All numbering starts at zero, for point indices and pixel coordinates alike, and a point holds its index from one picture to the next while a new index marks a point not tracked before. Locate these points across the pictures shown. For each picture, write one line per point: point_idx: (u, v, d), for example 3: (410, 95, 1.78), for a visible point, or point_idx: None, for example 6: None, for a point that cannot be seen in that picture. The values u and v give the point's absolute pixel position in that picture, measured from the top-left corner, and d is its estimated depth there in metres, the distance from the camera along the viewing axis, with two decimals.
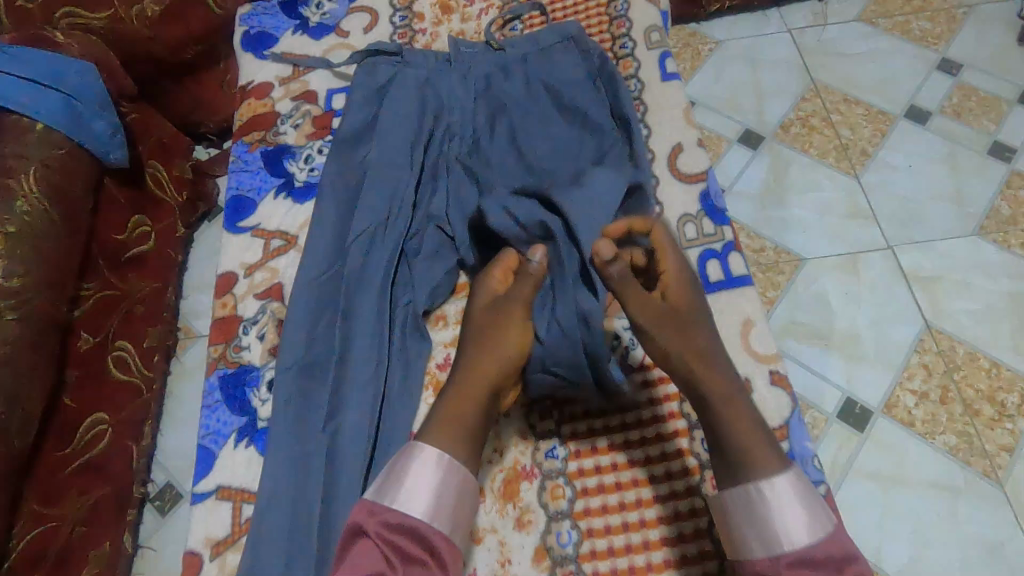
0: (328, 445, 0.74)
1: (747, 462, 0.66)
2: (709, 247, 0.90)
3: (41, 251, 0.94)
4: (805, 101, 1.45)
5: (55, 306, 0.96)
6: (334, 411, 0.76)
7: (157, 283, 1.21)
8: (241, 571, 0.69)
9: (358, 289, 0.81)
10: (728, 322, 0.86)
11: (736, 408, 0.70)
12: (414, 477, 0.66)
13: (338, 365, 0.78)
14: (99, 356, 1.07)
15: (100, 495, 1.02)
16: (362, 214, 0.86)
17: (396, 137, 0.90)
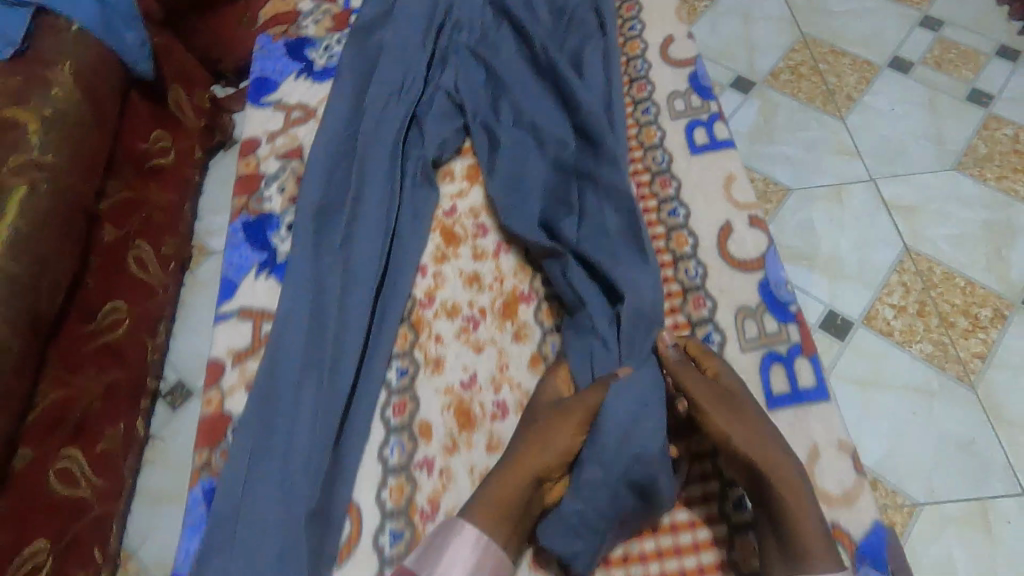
0: (343, 268, 0.81)
1: (796, 541, 0.65)
2: (695, 118, 0.95)
3: (72, 136, 1.00)
4: (794, 52, 1.53)
5: (85, 190, 1.02)
6: (349, 236, 0.83)
7: (175, 196, 1.29)
8: (263, 367, 0.76)
9: (371, 142, 0.88)
10: (711, 177, 0.90)
11: (799, 495, 0.67)
12: (455, 546, 0.63)
13: (355, 200, 0.85)
14: (120, 250, 1.13)
15: (116, 377, 1.07)
16: (379, 80, 0.93)
17: (410, 23, 0.97)
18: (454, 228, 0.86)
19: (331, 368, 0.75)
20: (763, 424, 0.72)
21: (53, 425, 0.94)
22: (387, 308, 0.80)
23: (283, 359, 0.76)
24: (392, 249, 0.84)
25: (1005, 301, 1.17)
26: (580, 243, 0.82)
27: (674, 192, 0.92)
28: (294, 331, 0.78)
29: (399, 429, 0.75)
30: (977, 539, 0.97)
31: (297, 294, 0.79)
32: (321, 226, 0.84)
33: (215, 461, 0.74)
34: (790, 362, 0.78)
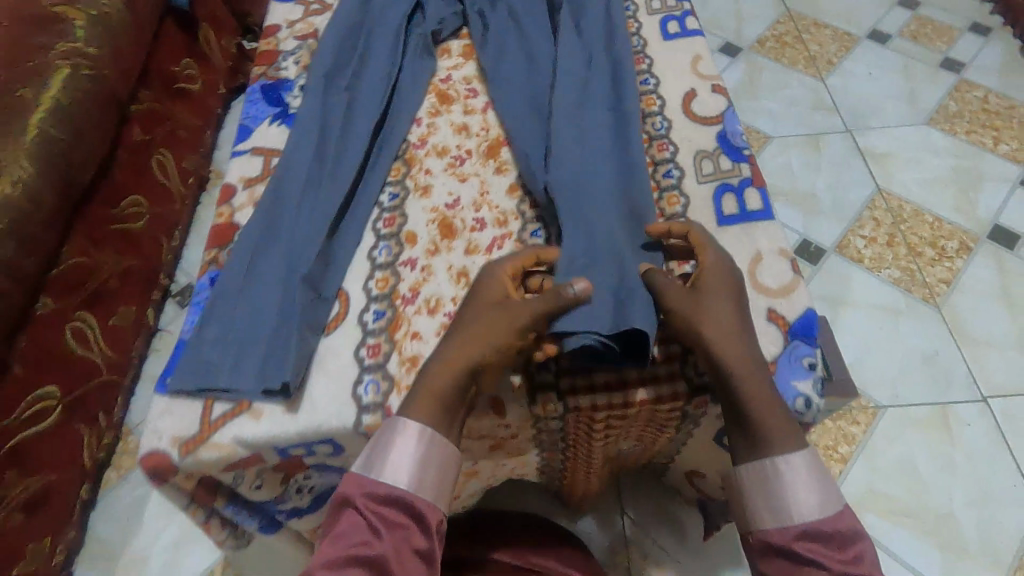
0: (342, 116, 0.79)
1: (765, 431, 0.54)
2: (669, 14, 0.89)
3: (112, 37, 1.11)
4: (780, 24, 1.64)
5: (118, 86, 1.12)
6: (353, 88, 0.82)
7: (198, 121, 1.39)
8: (264, 196, 0.73)
9: (379, 16, 0.88)
10: (677, 55, 0.84)
11: (756, 375, 0.55)
12: (396, 451, 0.53)
13: (359, 61, 0.85)
14: (146, 152, 1.22)
15: (132, 263, 1.14)
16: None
17: None
18: (448, 91, 0.84)
19: (325, 196, 0.72)
20: (721, 304, 0.58)
21: (73, 287, 1.01)
22: (383, 149, 0.78)
23: (278, 187, 0.73)
24: (386, 98, 0.81)
25: (971, 235, 1.23)
26: (579, 94, 0.78)
27: (648, 66, 0.83)
28: (294, 169, 0.75)
29: (385, 260, 0.69)
30: (938, 439, 1.01)
31: (299, 137, 0.77)
32: (326, 82, 0.82)
33: (223, 257, 0.71)
34: (749, 198, 0.70)
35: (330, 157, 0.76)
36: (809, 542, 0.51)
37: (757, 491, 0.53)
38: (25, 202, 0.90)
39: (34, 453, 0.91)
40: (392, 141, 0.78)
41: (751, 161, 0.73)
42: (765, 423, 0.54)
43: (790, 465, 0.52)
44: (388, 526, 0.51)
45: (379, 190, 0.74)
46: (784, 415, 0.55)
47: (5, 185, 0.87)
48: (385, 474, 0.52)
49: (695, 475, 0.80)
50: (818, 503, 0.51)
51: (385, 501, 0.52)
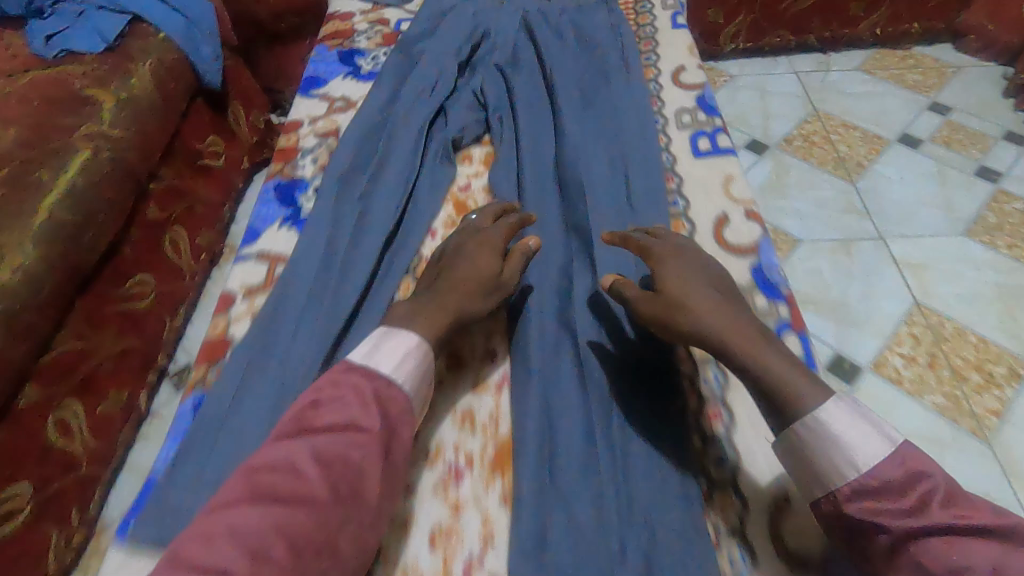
0: (353, 226, 0.77)
1: (794, 401, 0.58)
2: (700, 129, 0.87)
3: (138, 120, 1.11)
4: (807, 123, 1.62)
5: (139, 167, 1.11)
6: (364, 198, 0.80)
7: (218, 196, 1.39)
8: (264, 311, 0.70)
9: (401, 118, 0.87)
10: (709, 174, 0.81)
11: (760, 345, 0.61)
12: (400, 344, 0.64)
13: (376, 165, 0.83)
14: (159, 230, 1.20)
15: (129, 346, 1.10)
16: (413, 78, 0.93)
17: (453, 29, 1.00)
18: (466, 201, 0.83)
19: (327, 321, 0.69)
20: (708, 291, 0.66)
21: (63, 373, 0.98)
22: (392, 263, 0.76)
23: (279, 301, 0.70)
24: (401, 212, 0.80)
25: (1021, 361, 1.14)
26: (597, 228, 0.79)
27: (676, 186, 0.82)
28: (303, 285, 0.72)
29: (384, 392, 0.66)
30: None
31: (306, 248, 0.75)
32: (344, 188, 0.81)
33: (209, 379, 0.68)
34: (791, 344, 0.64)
35: (336, 269, 0.73)
36: (865, 503, 0.53)
37: (823, 459, 0.56)
38: (23, 289, 0.87)
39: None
40: (403, 257, 0.77)
41: (789, 300, 0.69)
42: (784, 381, 0.59)
43: (825, 420, 0.56)
44: (388, 406, 0.60)
45: (385, 306, 0.71)
46: (800, 373, 0.59)
47: (4, 274, 0.86)
48: (390, 365, 0.62)
49: None
50: (867, 449, 0.54)
51: (356, 441, 0.57)
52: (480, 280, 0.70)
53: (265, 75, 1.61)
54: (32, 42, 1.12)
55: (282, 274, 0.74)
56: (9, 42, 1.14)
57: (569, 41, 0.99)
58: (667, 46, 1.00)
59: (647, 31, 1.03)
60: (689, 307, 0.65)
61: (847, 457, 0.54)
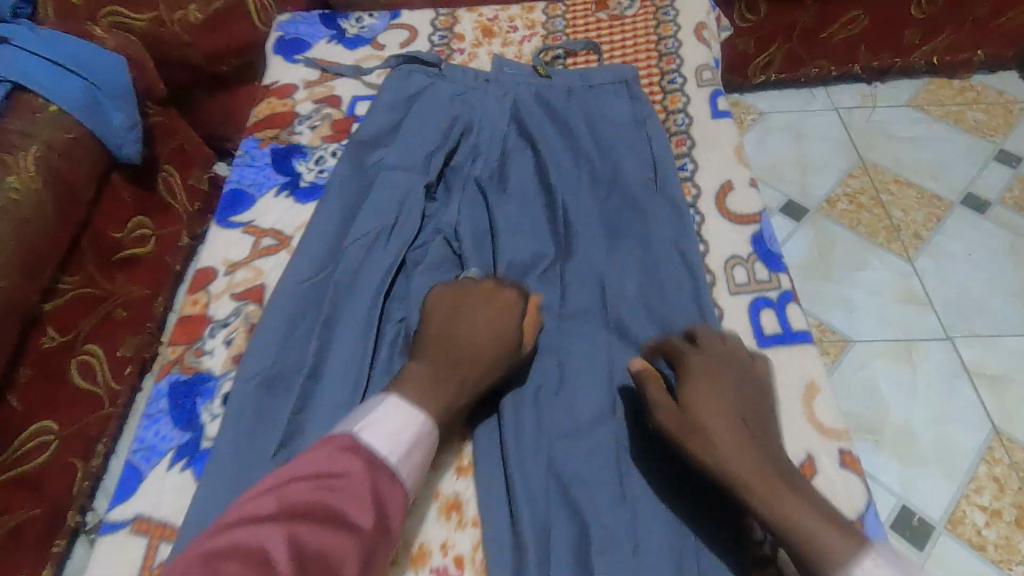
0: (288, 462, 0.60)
1: (805, 549, 0.52)
2: (763, 295, 0.72)
3: (20, 235, 0.86)
4: (853, 178, 1.37)
5: (25, 295, 0.87)
6: (295, 432, 0.61)
7: (147, 290, 1.13)
8: None
9: (351, 278, 0.69)
10: (785, 383, 0.67)
11: (779, 488, 0.55)
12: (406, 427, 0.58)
13: (308, 379, 0.64)
14: (62, 358, 0.97)
15: (28, 516, 0.89)
16: (365, 219, 0.72)
17: (420, 138, 0.77)
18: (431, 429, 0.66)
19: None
20: (732, 420, 0.60)
21: None
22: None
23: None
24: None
25: None
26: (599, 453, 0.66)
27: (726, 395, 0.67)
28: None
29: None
30: None
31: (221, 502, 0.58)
32: (276, 397, 0.63)
33: None
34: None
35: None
36: None
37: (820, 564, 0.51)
38: None
39: None
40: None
41: None
42: (801, 523, 0.53)
43: (859, 566, 0.50)
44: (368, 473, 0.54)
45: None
46: (820, 518, 0.53)
47: None
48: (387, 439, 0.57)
49: None
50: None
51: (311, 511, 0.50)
52: (487, 353, 0.65)
53: (200, 124, 1.32)
54: None
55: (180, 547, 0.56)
56: None
57: (568, 151, 0.80)
58: (702, 155, 0.81)
59: (682, 123, 0.83)
60: (707, 428, 0.59)
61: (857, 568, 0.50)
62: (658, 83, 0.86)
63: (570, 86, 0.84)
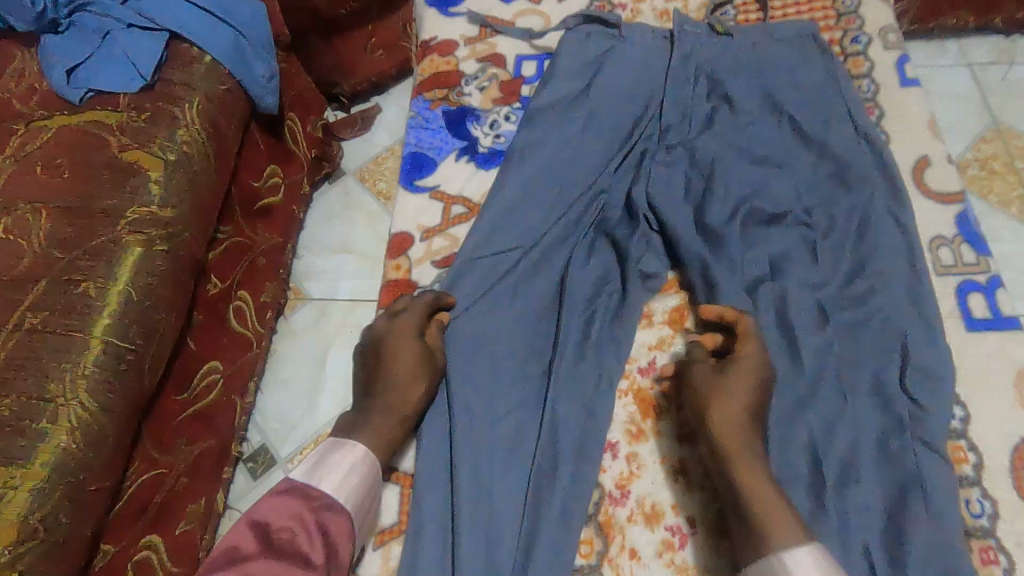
0: (526, 406, 0.76)
1: (765, 528, 0.57)
2: (971, 278, 0.75)
3: (193, 187, 0.89)
4: (986, 142, 1.31)
5: (198, 246, 0.90)
6: (525, 411, 0.76)
7: (278, 237, 1.17)
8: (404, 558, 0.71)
9: (561, 251, 0.81)
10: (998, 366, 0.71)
11: (763, 484, 0.60)
12: (347, 462, 0.68)
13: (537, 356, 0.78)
14: (222, 303, 1.02)
15: (206, 447, 0.96)
16: (575, 176, 0.81)
17: (610, 97, 0.83)
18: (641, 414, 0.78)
19: (516, 550, 0.70)
20: (737, 389, 0.64)
21: (140, 510, 0.83)
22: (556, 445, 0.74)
23: (457, 505, 0.71)
24: (566, 391, 0.76)
25: None
26: (858, 441, 0.65)
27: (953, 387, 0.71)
28: (500, 480, 0.73)
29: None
30: None
31: (496, 430, 0.75)
32: (514, 361, 0.77)
33: None
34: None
35: (524, 472, 0.74)
36: None
37: None
38: (85, 450, 0.71)
39: None
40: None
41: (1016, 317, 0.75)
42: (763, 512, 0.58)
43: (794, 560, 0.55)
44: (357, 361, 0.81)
45: (560, 516, 0.72)
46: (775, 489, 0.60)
47: (61, 436, 0.69)
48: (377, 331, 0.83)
49: None
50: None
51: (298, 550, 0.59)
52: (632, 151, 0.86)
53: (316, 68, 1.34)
54: (56, 76, 0.89)
55: (427, 472, 0.74)
56: (29, 73, 0.92)
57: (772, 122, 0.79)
58: (893, 126, 0.81)
59: (868, 89, 0.84)
60: (715, 405, 0.64)
61: None
62: (840, 44, 0.87)
63: (755, 38, 0.84)
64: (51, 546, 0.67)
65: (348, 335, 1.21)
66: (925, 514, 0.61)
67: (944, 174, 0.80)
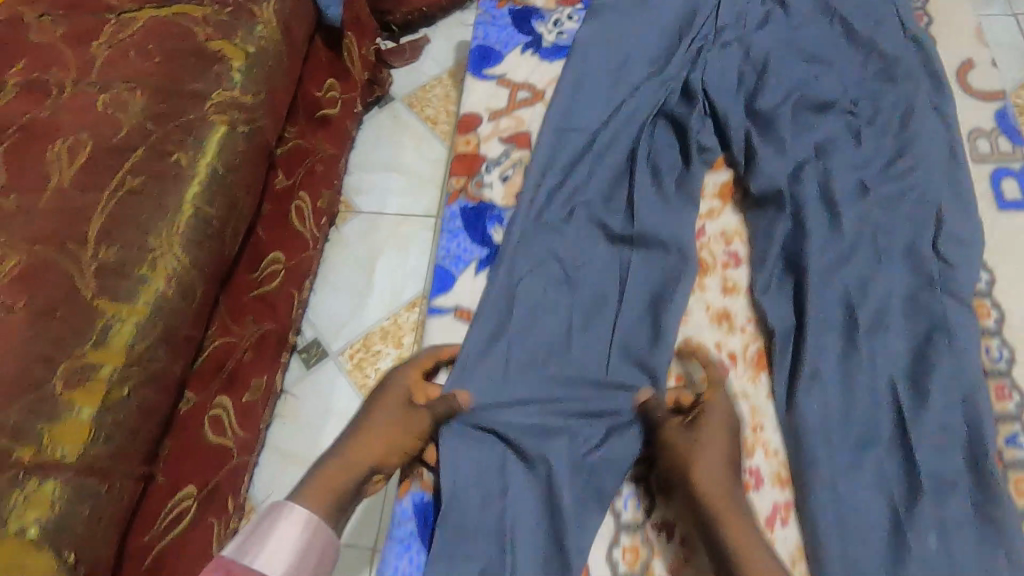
0: (586, 255, 0.77)
1: None
2: (1003, 164, 0.75)
3: (269, 79, 0.95)
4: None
5: (271, 137, 0.97)
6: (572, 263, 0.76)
7: (334, 149, 1.23)
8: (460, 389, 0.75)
9: (617, 120, 0.82)
10: None
11: (757, 545, 0.57)
12: (283, 530, 0.56)
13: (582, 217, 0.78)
14: (286, 199, 1.10)
15: (269, 330, 1.04)
16: (628, 67, 0.85)
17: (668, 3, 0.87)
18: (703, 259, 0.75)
19: (567, 398, 0.70)
20: (720, 469, 0.61)
21: (215, 370, 0.92)
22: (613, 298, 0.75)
23: (512, 344, 0.72)
24: (605, 243, 0.77)
25: None
26: (891, 293, 0.67)
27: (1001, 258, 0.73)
28: (535, 330, 0.73)
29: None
30: None
31: (543, 282, 0.75)
32: (576, 219, 0.78)
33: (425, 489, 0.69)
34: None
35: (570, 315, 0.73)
36: None
37: None
38: (178, 297, 0.79)
39: (165, 562, 0.85)
40: (612, 343, 0.72)
41: None
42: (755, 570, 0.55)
43: None
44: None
45: (617, 368, 0.72)
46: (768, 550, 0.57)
47: (160, 281, 0.77)
48: (288, 550, 0.55)
49: None
50: None
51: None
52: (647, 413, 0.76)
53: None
54: None
55: (490, 324, 0.73)
56: None
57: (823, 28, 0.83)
58: (941, 36, 0.84)
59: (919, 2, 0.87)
60: (703, 461, 0.61)
61: None
62: None
63: None
64: (151, 374, 0.75)
65: (393, 246, 1.28)
66: (948, 352, 0.64)
67: (987, 75, 0.81)
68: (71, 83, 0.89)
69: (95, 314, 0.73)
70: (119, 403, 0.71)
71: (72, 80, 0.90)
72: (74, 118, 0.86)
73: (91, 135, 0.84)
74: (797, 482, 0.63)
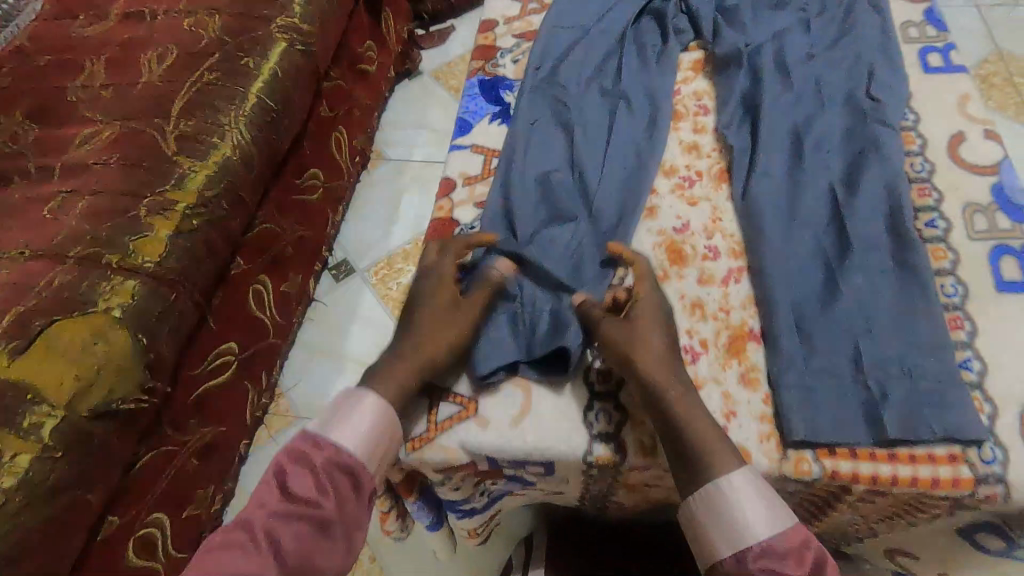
0: (601, 66, 0.83)
1: (700, 453, 0.50)
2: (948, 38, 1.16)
3: (322, 17, 1.14)
4: (988, 63, 1.37)
5: (319, 63, 1.14)
6: (590, 78, 0.82)
7: (369, 101, 1.41)
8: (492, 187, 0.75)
9: None
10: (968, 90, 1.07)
11: (696, 409, 0.53)
12: (353, 415, 0.52)
13: (604, 39, 0.85)
14: (327, 128, 1.27)
15: (306, 234, 1.18)
16: None
17: None
18: (725, 63, 0.80)
19: (569, 181, 0.74)
20: (646, 321, 0.57)
21: (261, 250, 1.06)
22: (619, 141, 0.76)
23: (525, 129, 0.77)
24: (607, 48, 0.84)
25: None
26: None
27: None
28: (547, 124, 0.78)
29: (617, 225, 0.69)
30: None
31: (571, 90, 0.81)
32: (606, 37, 0.85)
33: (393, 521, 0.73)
34: (1008, 218, 0.65)
35: (593, 110, 0.79)
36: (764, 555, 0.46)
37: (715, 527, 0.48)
38: (240, 164, 0.94)
39: (208, 403, 0.95)
40: (624, 136, 0.76)
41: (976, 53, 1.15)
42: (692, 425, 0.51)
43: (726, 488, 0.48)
44: (336, 485, 0.49)
45: (632, 158, 0.74)
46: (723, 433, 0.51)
47: (227, 149, 0.93)
48: (349, 437, 0.51)
49: (899, 554, 0.70)
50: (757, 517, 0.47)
51: (338, 464, 0.50)
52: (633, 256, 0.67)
53: None
54: None
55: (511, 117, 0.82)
56: None
57: None
58: None
59: None
60: (625, 326, 0.57)
61: (744, 518, 0.47)
62: None
63: None
64: (214, 218, 0.89)
65: (417, 187, 1.42)
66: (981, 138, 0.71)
67: None
68: (163, 11, 1.09)
69: (173, 166, 0.88)
70: (189, 233, 0.85)
71: (163, 9, 1.09)
72: (164, 34, 1.05)
73: (176, 45, 1.02)
74: (832, 270, 0.62)
